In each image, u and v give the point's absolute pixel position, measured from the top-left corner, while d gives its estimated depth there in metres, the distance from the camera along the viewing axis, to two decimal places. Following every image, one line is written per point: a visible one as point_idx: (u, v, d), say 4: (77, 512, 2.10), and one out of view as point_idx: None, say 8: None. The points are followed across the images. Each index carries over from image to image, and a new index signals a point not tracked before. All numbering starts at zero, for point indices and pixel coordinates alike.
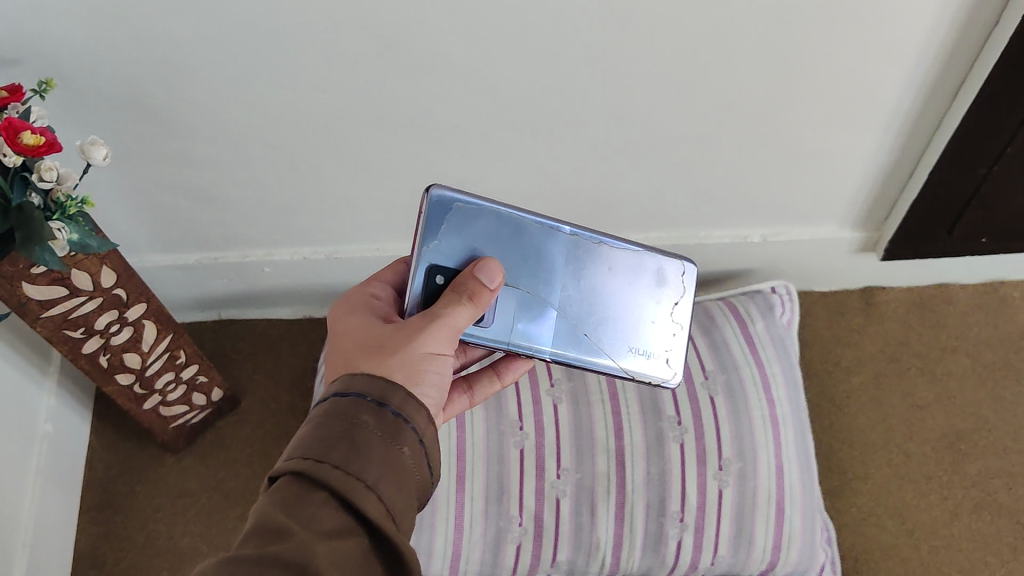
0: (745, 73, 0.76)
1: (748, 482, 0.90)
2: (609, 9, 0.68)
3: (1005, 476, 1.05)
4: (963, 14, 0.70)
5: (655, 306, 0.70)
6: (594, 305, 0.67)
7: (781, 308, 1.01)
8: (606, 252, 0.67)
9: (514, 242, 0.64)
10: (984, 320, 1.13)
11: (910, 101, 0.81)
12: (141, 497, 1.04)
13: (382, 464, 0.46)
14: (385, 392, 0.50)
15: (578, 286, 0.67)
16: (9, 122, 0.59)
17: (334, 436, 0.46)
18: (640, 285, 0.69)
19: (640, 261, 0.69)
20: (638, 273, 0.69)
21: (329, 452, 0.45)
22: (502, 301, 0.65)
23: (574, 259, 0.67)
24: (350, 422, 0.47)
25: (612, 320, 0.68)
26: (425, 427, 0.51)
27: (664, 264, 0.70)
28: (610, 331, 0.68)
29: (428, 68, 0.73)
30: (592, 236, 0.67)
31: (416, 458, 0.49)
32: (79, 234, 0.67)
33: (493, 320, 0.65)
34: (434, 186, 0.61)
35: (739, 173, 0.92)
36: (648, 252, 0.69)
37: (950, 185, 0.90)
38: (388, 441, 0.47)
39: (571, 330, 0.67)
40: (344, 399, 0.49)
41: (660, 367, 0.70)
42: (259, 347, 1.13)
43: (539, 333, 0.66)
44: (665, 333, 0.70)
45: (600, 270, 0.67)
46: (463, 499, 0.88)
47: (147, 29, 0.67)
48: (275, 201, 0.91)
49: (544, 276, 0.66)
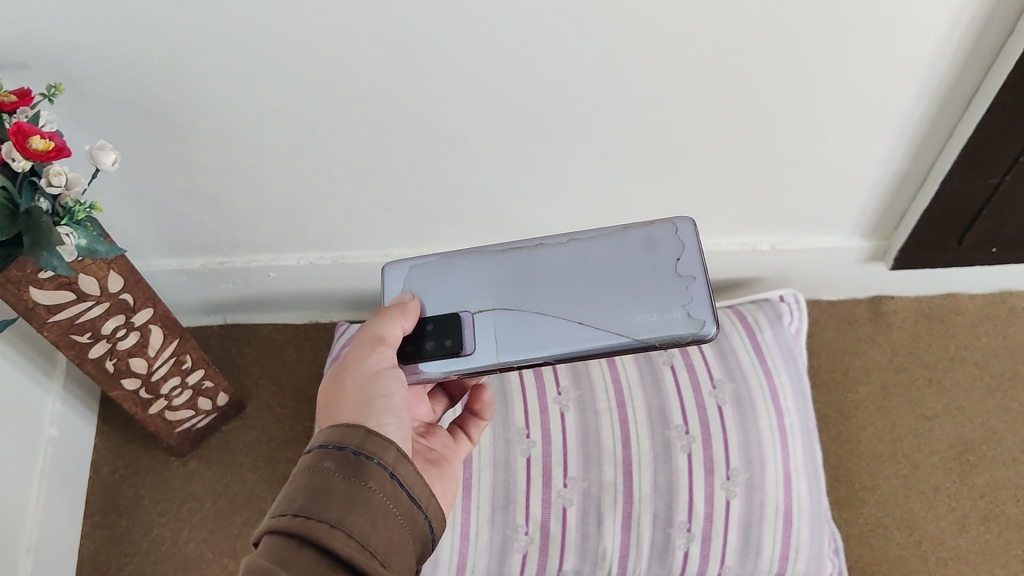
0: (756, 82, 0.76)
1: (756, 492, 0.90)
2: (622, 15, 0.67)
3: (1014, 487, 1.05)
4: (977, 23, 0.70)
5: (652, 272, 0.62)
6: (582, 294, 0.63)
7: (790, 316, 1.01)
8: (578, 246, 0.64)
9: (477, 275, 0.65)
10: (993, 330, 1.13)
11: (921, 111, 0.81)
12: (146, 501, 1.04)
13: (345, 504, 0.48)
14: (343, 435, 0.52)
15: (558, 285, 0.63)
16: (18, 127, 0.59)
17: (297, 488, 0.49)
18: (629, 259, 0.63)
19: (624, 239, 0.63)
20: (625, 249, 0.63)
21: (291, 504, 0.48)
22: (480, 326, 0.64)
23: (545, 263, 0.64)
24: (310, 472, 0.50)
25: (606, 301, 0.62)
26: (396, 459, 0.52)
27: (653, 232, 0.63)
28: (610, 311, 0.62)
29: (438, 73, 0.73)
30: (558, 240, 0.64)
31: (389, 491, 0.50)
32: (88, 239, 0.67)
33: (475, 346, 0.63)
34: (386, 267, 0.68)
35: (750, 181, 0.91)
36: (628, 228, 0.63)
37: (961, 195, 0.90)
38: (352, 480, 0.49)
39: (563, 326, 0.62)
40: (310, 453, 0.52)
41: (683, 322, 0.60)
42: (265, 352, 1.13)
43: (527, 341, 0.63)
44: (673, 291, 0.61)
45: (577, 262, 0.64)
46: (469, 506, 0.89)
47: (157, 34, 0.67)
48: (283, 205, 0.91)
49: (520, 290, 0.64)
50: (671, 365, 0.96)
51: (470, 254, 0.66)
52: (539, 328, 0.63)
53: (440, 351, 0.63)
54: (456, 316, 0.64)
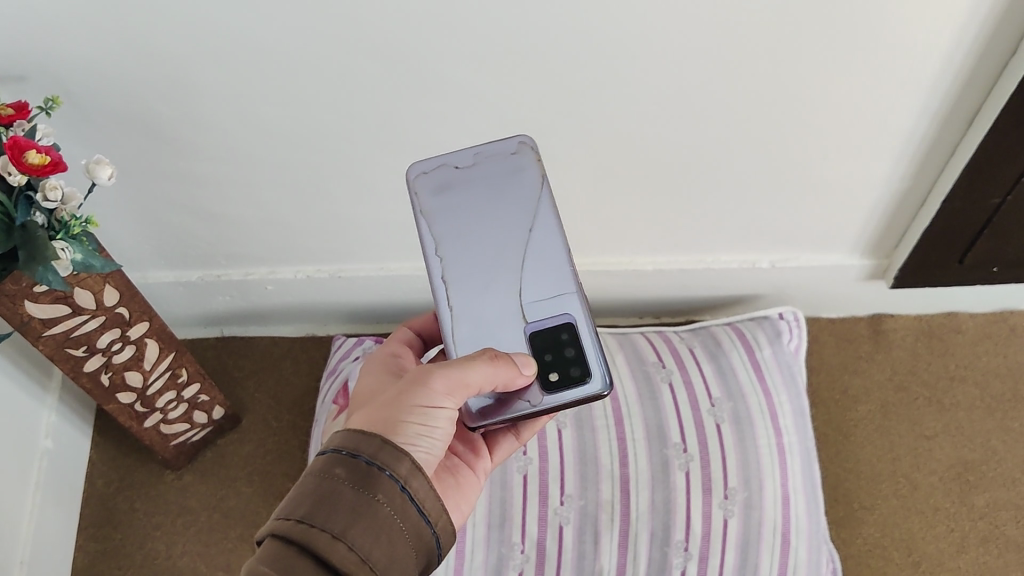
0: (757, 100, 0.76)
1: (755, 512, 0.89)
2: (623, 32, 0.67)
3: (1013, 508, 1.04)
4: (979, 44, 0.70)
5: (477, 192, 0.65)
6: (499, 237, 0.65)
7: (789, 334, 1.00)
8: (446, 253, 0.65)
9: (487, 330, 0.64)
10: (993, 349, 1.12)
11: (921, 130, 0.81)
12: (141, 515, 1.03)
13: (350, 515, 0.48)
14: (358, 442, 0.51)
15: (483, 257, 0.65)
16: (14, 141, 0.59)
17: (304, 493, 0.49)
18: (450, 206, 0.65)
19: (437, 217, 0.65)
20: (452, 214, 0.65)
21: (296, 509, 0.48)
22: (541, 312, 0.64)
23: (464, 273, 0.65)
24: (319, 477, 0.49)
25: (506, 218, 0.65)
26: (409, 472, 0.51)
27: (426, 196, 0.66)
28: (513, 216, 0.65)
29: (438, 89, 0.73)
30: (438, 270, 0.65)
31: (396, 505, 0.50)
32: (84, 254, 0.67)
33: (564, 312, 0.63)
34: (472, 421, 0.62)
35: (750, 198, 0.91)
36: (427, 219, 0.65)
37: (962, 215, 0.89)
38: (360, 491, 0.49)
39: (528, 245, 0.65)
40: (322, 454, 0.51)
41: (526, 154, 0.65)
42: (262, 365, 1.12)
43: (548, 271, 0.64)
44: (494, 164, 0.65)
45: (460, 247, 0.65)
46: (465, 525, 0.87)
47: (155, 48, 0.67)
48: (281, 218, 0.91)
49: (499, 290, 0.64)
50: (669, 383, 0.96)
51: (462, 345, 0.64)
52: (534, 260, 0.64)
53: (575, 343, 0.62)
54: (536, 335, 0.63)
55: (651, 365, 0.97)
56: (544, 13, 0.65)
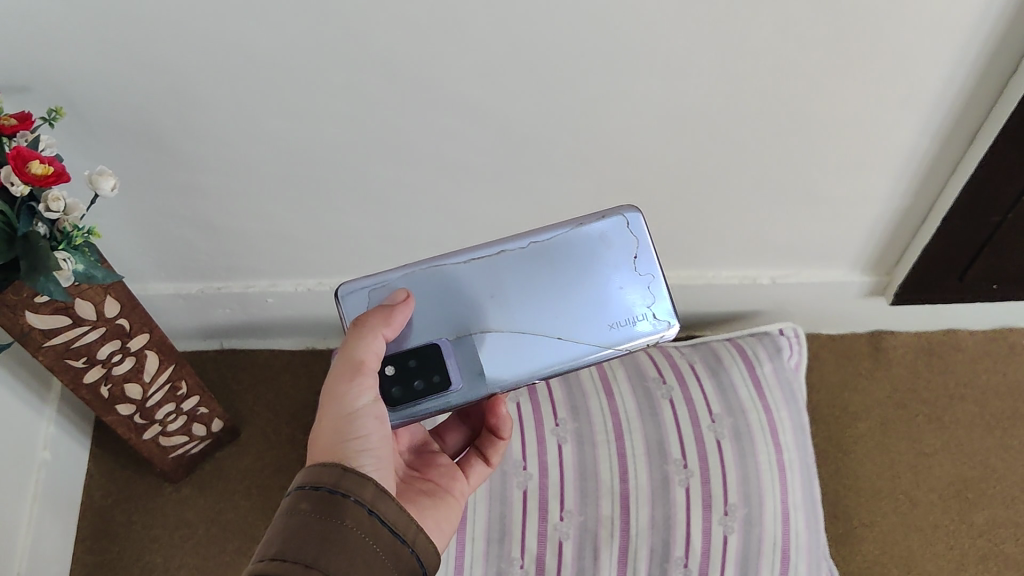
0: (761, 116, 0.76)
1: (754, 529, 0.89)
2: (625, 48, 0.68)
3: (1013, 526, 1.04)
4: (980, 63, 0.70)
5: (602, 273, 0.60)
6: (549, 311, 0.60)
7: (790, 350, 1.00)
8: (538, 250, 0.60)
9: (443, 295, 0.60)
10: (993, 367, 1.13)
11: (922, 148, 0.81)
12: (138, 527, 1.03)
13: (321, 543, 0.47)
14: (319, 476, 0.51)
15: (522, 296, 0.60)
16: (18, 151, 0.59)
17: (275, 532, 0.48)
18: (584, 254, 0.61)
19: (579, 236, 0.60)
20: (579, 248, 0.60)
21: (268, 549, 0.47)
22: (462, 353, 0.60)
23: (505, 278, 0.60)
24: (286, 515, 0.49)
25: (580, 310, 0.60)
26: (374, 496, 0.51)
27: (607, 225, 0.61)
28: (581, 320, 0.60)
29: (440, 104, 0.73)
30: (513, 245, 0.60)
31: (366, 529, 0.49)
32: (85, 264, 0.66)
33: (461, 377, 0.60)
34: (343, 287, 0.60)
35: (752, 214, 0.91)
36: (578, 227, 0.60)
37: (962, 232, 0.90)
38: (327, 519, 0.48)
39: (540, 343, 0.60)
40: (286, 495, 0.51)
41: (651, 327, 0.60)
42: (261, 378, 1.12)
43: (509, 360, 0.60)
44: (638, 292, 0.60)
45: (542, 268, 0.60)
46: (464, 539, 0.87)
47: (158, 60, 0.67)
48: (282, 231, 0.91)
49: (483, 310, 0.60)
50: (669, 398, 0.96)
51: (415, 280, 0.60)
52: (517, 352, 0.60)
53: (428, 390, 0.59)
54: (434, 348, 0.60)
55: (650, 381, 0.97)
56: (548, 28, 0.65)
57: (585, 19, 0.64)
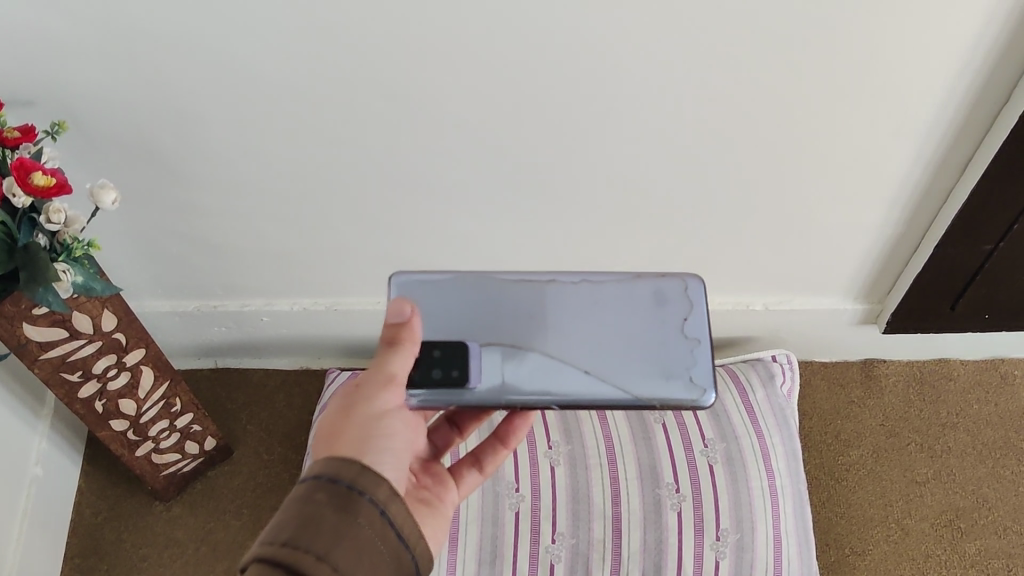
0: (757, 144, 0.77)
1: (746, 555, 0.89)
2: (623, 74, 0.69)
3: (1004, 556, 1.04)
4: (974, 92, 0.71)
5: (654, 329, 0.62)
6: (588, 346, 0.61)
7: (782, 376, 1.01)
8: (593, 289, 0.63)
9: (489, 305, 0.62)
10: (984, 397, 1.14)
11: (914, 178, 0.82)
12: (127, 546, 1.02)
13: (334, 537, 0.46)
14: (337, 468, 0.49)
15: (565, 328, 0.62)
16: (20, 162, 0.59)
17: (288, 516, 0.47)
18: (636, 310, 0.62)
19: (634, 288, 0.63)
20: (633, 300, 0.62)
21: (280, 532, 0.46)
22: (488, 359, 0.60)
23: (553, 306, 0.62)
24: (303, 502, 0.47)
25: (617, 357, 0.61)
26: (387, 497, 0.50)
27: (663, 286, 0.63)
28: (618, 365, 0.61)
29: (438, 126, 0.73)
30: (569, 279, 0.63)
31: (375, 529, 0.49)
32: (84, 276, 0.67)
33: (482, 377, 0.59)
34: (399, 274, 0.62)
35: (747, 241, 0.92)
36: (637, 280, 0.63)
37: (955, 261, 0.90)
38: (342, 515, 0.47)
39: (569, 372, 0.60)
40: (302, 483, 0.49)
41: (684, 388, 0.60)
42: (255, 397, 1.12)
43: (533, 377, 0.60)
44: (679, 353, 0.61)
45: (592, 310, 0.62)
46: (456, 560, 0.87)
47: (163, 77, 0.68)
48: (280, 250, 0.91)
49: (522, 329, 0.61)
50: (663, 423, 0.96)
51: (468, 285, 0.62)
52: (547, 371, 0.60)
53: (447, 380, 0.58)
54: (465, 344, 0.60)
55: None
56: (548, 53, 0.66)
57: (585, 44, 0.65)
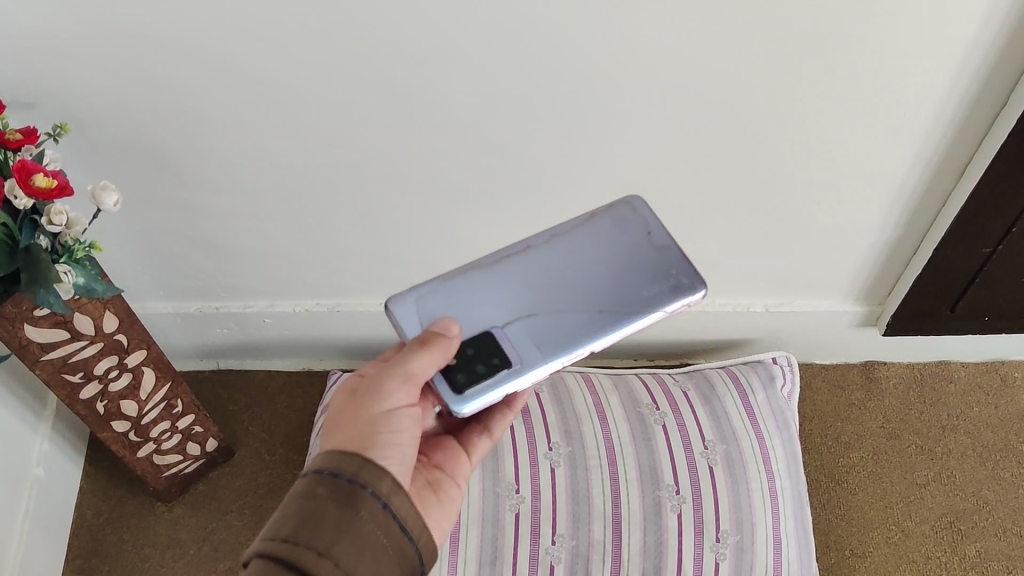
0: (756, 147, 0.77)
1: (746, 556, 0.89)
2: (623, 77, 0.69)
3: (1005, 558, 1.04)
4: (972, 94, 0.71)
5: (629, 251, 0.61)
6: (586, 289, 0.60)
7: (783, 378, 1.01)
8: (559, 241, 0.61)
9: (486, 291, 0.60)
10: (984, 399, 1.14)
11: (913, 181, 0.82)
12: (129, 547, 1.03)
13: (335, 532, 0.47)
14: (339, 463, 0.50)
15: (557, 282, 0.60)
16: (22, 164, 0.59)
17: (289, 512, 0.48)
18: (605, 242, 0.61)
19: (594, 226, 0.61)
20: (598, 235, 0.61)
21: (281, 528, 0.47)
22: (513, 336, 0.58)
23: (537, 268, 0.60)
24: (304, 497, 0.48)
25: (614, 288, 0.59)
26: (390, 489, 0.50)
27: (614, 215, 0.62)
28: (619, 295, 0.59)
29: (439, 128, 0.74)
30: (536, 240, 0.61)
31: (379, 522, 0.49)
32: (85, 278, 0.67)
33: (519, 355, 0.58)
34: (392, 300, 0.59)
35: (746, 243, 0.92)
36: (591, 218, 0.62)
37: (954, 264, 0.90)
38: (343, 509, 0.48)
39: (585, 319, 0.59)
40: (305, 477, 0.50)
41: (678, 287, 0.59)
42: (256, 399, 1.13)
43: (564, 338, 0.58)
44: (661, 262, 0.60)
45: (567, 258, 0.61)
46: (456, 562, 0.87)
47: (165, 80, 0.68)
48: (281, 251, 0.92)
49: (525, 298, 0.59)
50: (663, 424, 0.96)
51: (457, 283, 0.60)
52: (569, 327, 0.58)
53: (492, 369, 0.57)
54: (489, 333, 0.58)
55: (644, 407, 0.97)
56: (548, 56, 0.66)
57: (584, 46, 0.66)
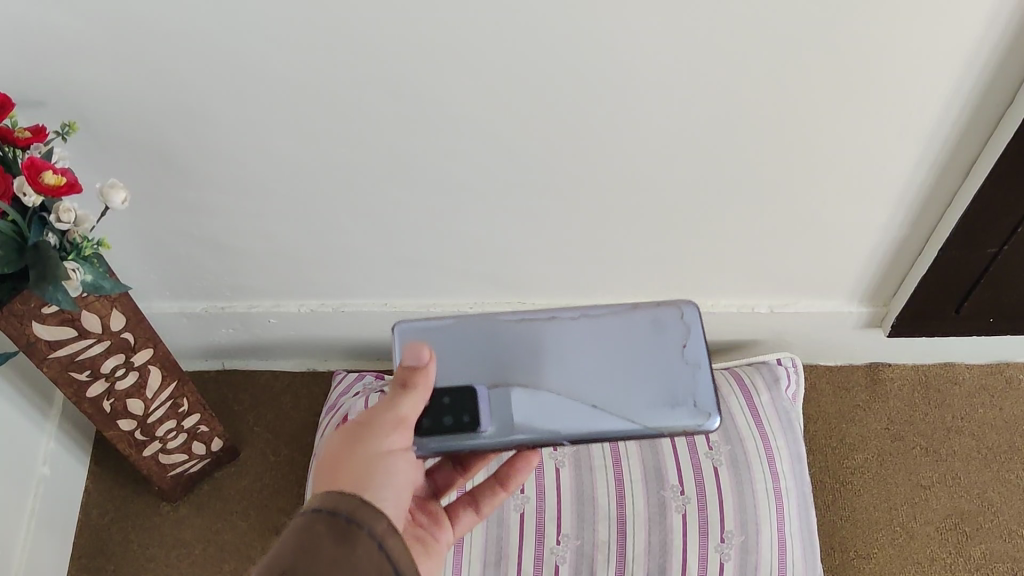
0: (763, 147, 0.77)
1: (750, 556, 0.89)
2: (630, 76, 0.69)
3: (1009, 560, 1.04)
4: (978, 92, 0.71)
5: (656, 358, 0.61)
6: (591, 379, 0.60)
7: (787, 380, 1.01)
8: (591, 322, 0.61)
9: (492, 348, 0.60)
10: (989, 400, 1.14)
11: (920, 180, 0.82)
12: (135, 546, 1.03)
13: (334, 567, 0.45)
14: (337, 501, 0.49)
15: (568, 360, 0.60)
16: (31, 161, 0.59)
17: (285, 547, 0.46)
18: (636, 341, 0.61)
19: (632, 318, 0.61)
20: (633, 330, 0.61)
21: (277, 562, 0.45)
22: (495, 400, 0.59)
23: (556, 339, 0.61)
24: (301, 531, 0.46)
25: (620, 387, 0.60)
26: (386, 531, 0.49)
27: (658, 313, 0.62)
28: (623, 395, 0.60)
29: (445, 127, 0.74)
30: (567, 314, 0.61)
31: (376, 562, 0.47)
32: (93, 275, 0.67)
33: (492, 420, 0.59)
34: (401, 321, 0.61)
35: (751, 244, 0.92)
36: (633, 310, 0.61)
37: (960, 264, 0.90)
38: (342, 545, 0.46)
39: (573, 407, 0.59)
40: (300, 516, 0.48)
41: (688, 414, 0.59)
42: (261, 399, 1.13)
43: (542, 416, 0.59)
44: (682, 380, 0.60)
45: (591, 345, 0.61)
46: (461, 563, 0.88)
47: (172, 79, 0.68)
48: (287, 251, 0.92)
49: (526, 365, 0.60)
50: None
51: (471, 328, 0.61)
52: (554, 408, 0.59)
53: (457, 428, 0.58)
54: (471, 388, 0.59)
55: None
56: (554, 56, 0.67)
57: (589, 45, 0.66)
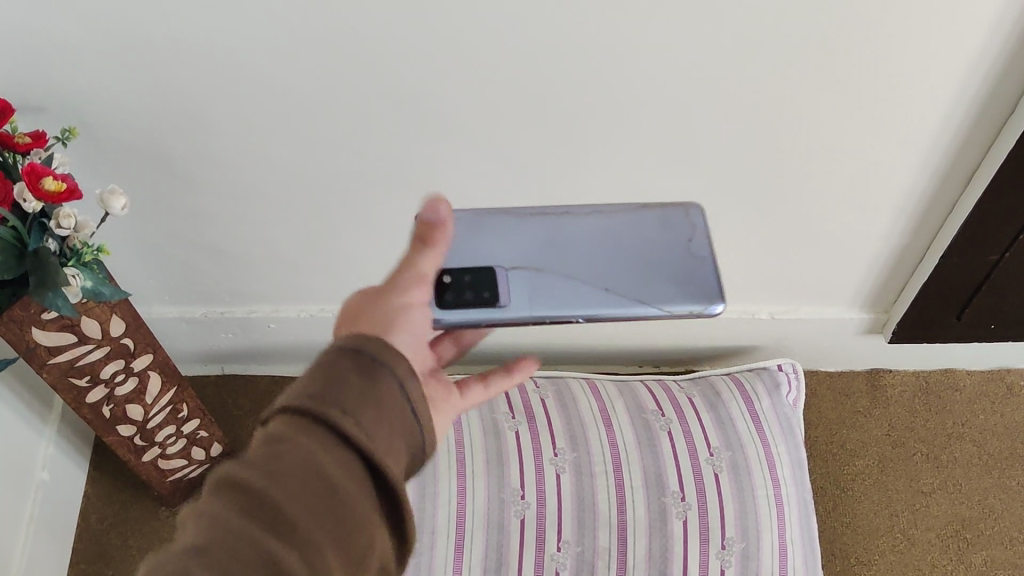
0: (765, 153, 0.77)
1: (751, 563, 0.89)
2: (632, 82, 0.69)
3: (1010, 567, 1.04)
4: (980, 99, 0.71)
5: (665, 252, 0.60)
6: (603, 266, 0.60)
7: (789, 385, 1.01)
8: (601, 219, 0.62)
9: (509, 240, 0.61)
10: (990, 407, 1.13)
11: (922, 187, 0.82)
12: (133, 552, 1.02)
13: (359, 400, 0.41)
14: (359, 339, 0.44)
15: (580, 252, 0.61)
16: (32, 167, 0.59)
17: (310, 377, 0.42)
18: (646, 236, 0.61)
19: (641, 216, 0.62)
20: (641, 225, 0.62)
21: (304, 389, 0.42)
22: (512, 281, 0.59)
23: (568, 236, 0.61)
24: (328, 366, 0.43)
25: (631, 274, 0.60)
26: (410, 373, 0.44)
27: (666, 213, 0.62)
28: (636, 280, 0.59)
29: (447, 133, 0.74)
30: (579, 211, 0.62)
31: (401, 399, 0.43)
32: (93, 282, 0.67)
33: (510, 298, 0.58)
34: None
35: (753, 250, 0.92)
36: (642, 212, 0.62)
37: (962, 270, 0.90)
38: (366, 380, 0.42)
39: (586, 289, 0.59)
40: (324, 351, 0.44)
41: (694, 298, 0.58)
42: (261, 404, 1.12)
43: (557, 298, 0.59)
44: (691, 268, 0.60)
45: (602, 239, 0.61)
46: (461, 569, 0.88)
47: (173, 84, 0.68)
48: (287, 256, 0.92)
49: (542, 255, 0.60)
50: (668, 431, 0.96)
51: (487, 222, 0.62)
52: (568, 292, 0.59)
53: (478, 301, 0.57)
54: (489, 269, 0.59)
55: (650, 414, 0.97)
56: (555, 61, 0.66)
57: (591, 51, 0.66)
